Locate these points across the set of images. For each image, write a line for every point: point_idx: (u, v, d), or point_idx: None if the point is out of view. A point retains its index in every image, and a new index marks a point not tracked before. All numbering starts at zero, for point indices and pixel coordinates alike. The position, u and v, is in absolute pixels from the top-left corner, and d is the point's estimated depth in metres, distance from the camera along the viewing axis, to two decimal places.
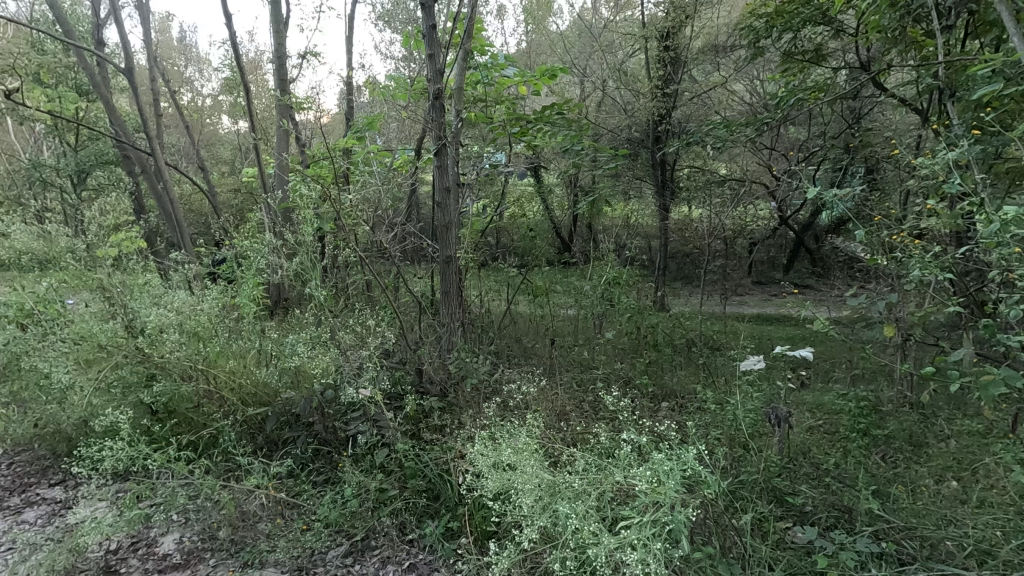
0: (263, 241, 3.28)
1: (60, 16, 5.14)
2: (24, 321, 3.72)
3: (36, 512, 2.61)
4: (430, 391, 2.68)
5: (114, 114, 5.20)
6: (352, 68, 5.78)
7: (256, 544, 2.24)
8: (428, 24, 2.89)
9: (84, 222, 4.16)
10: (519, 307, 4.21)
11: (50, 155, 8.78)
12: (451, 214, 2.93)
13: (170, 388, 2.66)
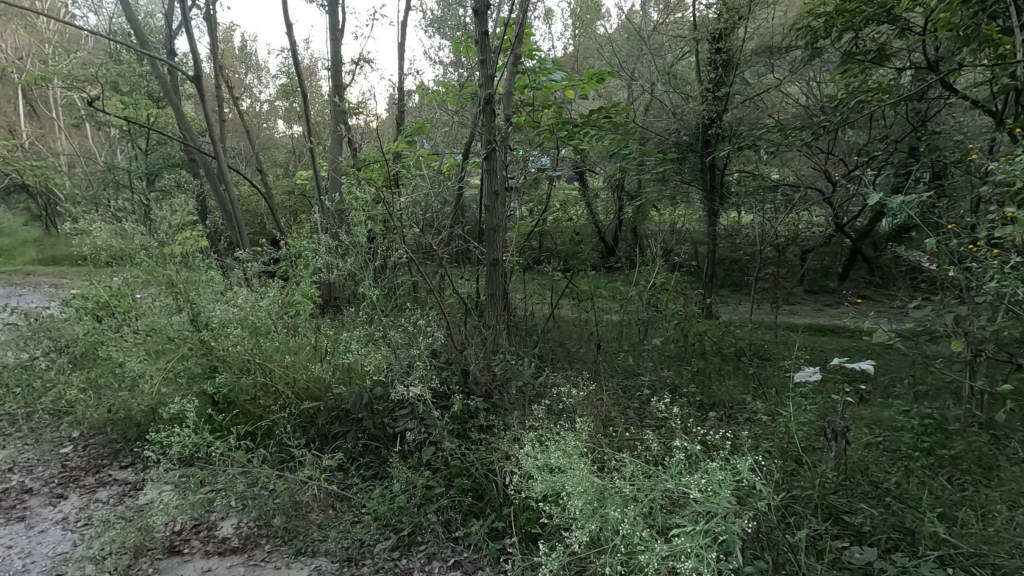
0: (318, 241, 3.41)
1: (137, 28, 5.50)
2: (101, 313, 4.00)
3: (109, 491, 2.80)
4: (475, 392, 2.71)
5: (183, 120, 5.51)
6: (403, 74, 5.93)
7: (308, 533, 2.33)
8: (480, 30, 2.94)
9: (155, 221, 4.44)
10: (564, 311, 4.21)
11: (124, 158, 9.39)
12: (499, 217, 2.96)
13: (231, 380, 2.80)
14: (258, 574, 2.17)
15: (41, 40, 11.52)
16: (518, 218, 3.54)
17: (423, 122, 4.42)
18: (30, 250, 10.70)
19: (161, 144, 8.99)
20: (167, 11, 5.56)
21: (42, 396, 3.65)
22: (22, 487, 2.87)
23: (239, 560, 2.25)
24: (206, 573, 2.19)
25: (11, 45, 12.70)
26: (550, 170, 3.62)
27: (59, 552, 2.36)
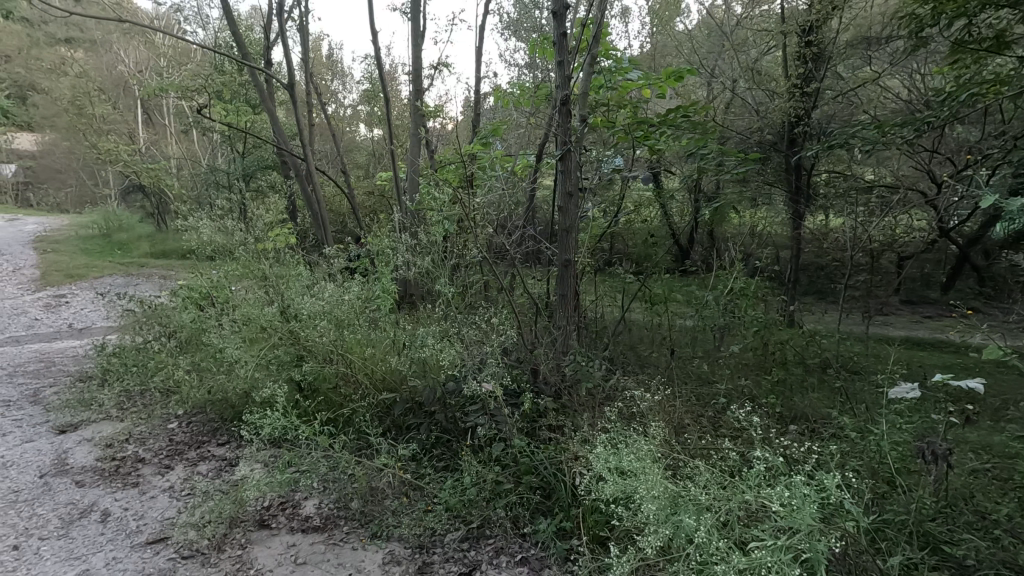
0: (398, 239, 3.56)
1: (240, 41, 5.96)
2: (205, 302, 4.38)
3: (208, 465, 3.06)
4: (545, 391, 2.73)
5: (278, 125, 5.92)
6: (480, 77, 6.05)
7: (383, 518, 2.44)
8: (558, 32, 2.94)
9: (252, 219, 4.81)
10: (636, 314, 4.14)
11: (224, 160, 10.20)
12: (572, 218, 2.95)
13: (316, 368, 2.98)
14: (337, 553, 2.30)
15: (159, 55, 12.75)
16: (591, 220, 3.53)
17: (498, 125, 4.49)
18: (144, 244, 11.86)
19: (257, 148, 9.70)
20: (266, 24, 5.98)
21: (154, 375, 4.06)
22: (136, 457, 3.20)
23: (320, 538, 2.40)
24: (291, 548, 2.35)
25: (133, 59, 14.13)
26: (625, 171, 3.57)
27: (166, 517, 2.61)
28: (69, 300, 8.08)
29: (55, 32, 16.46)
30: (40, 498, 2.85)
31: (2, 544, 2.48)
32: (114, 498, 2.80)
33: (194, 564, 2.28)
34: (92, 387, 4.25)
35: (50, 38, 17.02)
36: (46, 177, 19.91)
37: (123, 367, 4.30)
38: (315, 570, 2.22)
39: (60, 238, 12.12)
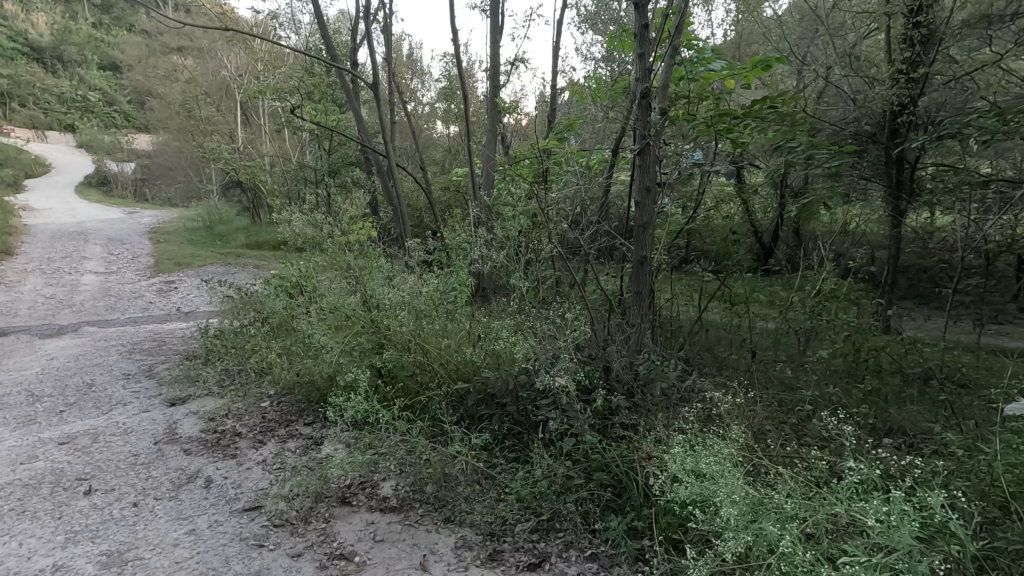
0: (475, 234, 3.64)
1: (329, 44, 6.29)
2: (295, 291, 4.68)
3: (296, 442, 3.28)
4: (617, 389, 2.70)
5: (362, 123, 6.20)
6: (557, 72, 6.04)
7: (456, 504, 2.52)
8: (640, 23, 2.88)
9: (337, 214, 5.07)
10: (714, 315, 3.99)
11: (312, 157, 10.80)
12: (649, 214, 2.88)
13: (396, 356, 3.11)
14: (413, 533, 2.40)
15: (257, 59, 13.69)
16: (669, 216, 3.43)
17: (574, 120, 4.48)
18: (241, 236, 12.82)
19: (342, 145, 10.20)
20: (353, 27, 6.26)
21: (250, 357, 4.39)
22: (233, 431, 3.48)
23: (397, 518, 2.51)
24: (370, 525, 2.47)
25: (235, 65, 15.25)
26: (706, 166, 3.45)
27: (259, 487, 2.83)
28: (177, 286, 8.90)
29: (169, 42, 18.09)
30: (154, 462, 3.17)
31: (124, 501, 2.79)
32: (215, 467, 3.07)
33: (284, 533, 2.47)
34: (197, 365, 4.66)
35: (165, 48, 18.70)
36: (160, 175, 21.97)
37: (224, 348, 4.69)
38: (392, 548, 2.33)
39: (170, 230, 13.35)
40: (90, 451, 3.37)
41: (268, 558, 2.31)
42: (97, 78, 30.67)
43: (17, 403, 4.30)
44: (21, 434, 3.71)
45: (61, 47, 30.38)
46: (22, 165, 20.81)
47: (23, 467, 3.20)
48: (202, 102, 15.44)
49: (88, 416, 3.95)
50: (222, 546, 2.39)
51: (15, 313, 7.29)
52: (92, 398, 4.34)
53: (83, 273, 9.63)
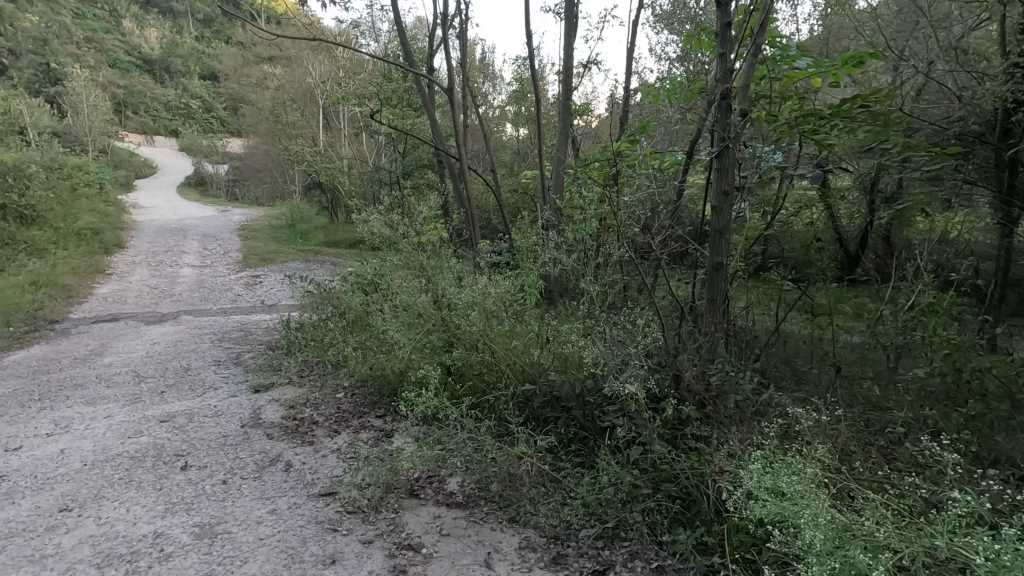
0: (545, 237, 3.65)
1: (408, 50, 6.51)
2: (370, 288, 4.90)
3: (369, 433, 3.43)
4: (688, 399, 2.62)
5: (436, 127, 6.38)
6: (630, 73, 5.95)
7: (521, 504, 2.54)
8: (722, 23, 2.77)
9: (411, 214, 5.25)
10: (794, 326, 3.79)
11: (387, 159, 11.24)
12: (726, 219, 2.76)
13: (465, 355, 3.19)
14: (477, 530, 2.45)
15: (339, 66, 14.38)
16: (747, 221, 3.30)
17: (648, 122, 4.40)
18: (320, 234, 13.52)
19: (415, 148, 10.55)
20: (430, 33, 6.43)
21: (327, 349, 4.63)
22: (311, 419, 3.69)
23: (462, 514, 2.57)
24: (437, 519, 2.54)
25: (319, 72, 16.10)
26: (788, 169, 3.28)
27: (334, 474, 2.98)
28: (262, 281, 9.52)
29: (261, 52, 19.37)
30: (241, 444, 3.42)
31: (215, 478, 3.02)
32: (294, 452, 3.26)
33: (356, 520, 2.58)
34: (279, 355, 4.97)
35: (258, 58, 20.06)
36: (249, 175, 23.57)
37: (304, 340, 4.97)
38: (458, 543, 2.38)
39: (257, 227, 14.29)
40: (186, 430, 3.67)
41: (342, 542, 2.42)
42: (198, 87, 33.32)
43: (126, 382, 4.75)
44: (129, 411, 4.09)
45: (168, 59, 33.27)
46: (133, 167, 22.96)
47: (131, 441, 3.54)
48: (288, 108, 16.41)
49: (184, 398, 4.31)
50: (300, 527, 2.54)
51: (124, 301, 8.06)
52: (188, 381, 4.73)
53: (181, 266, 10.49)
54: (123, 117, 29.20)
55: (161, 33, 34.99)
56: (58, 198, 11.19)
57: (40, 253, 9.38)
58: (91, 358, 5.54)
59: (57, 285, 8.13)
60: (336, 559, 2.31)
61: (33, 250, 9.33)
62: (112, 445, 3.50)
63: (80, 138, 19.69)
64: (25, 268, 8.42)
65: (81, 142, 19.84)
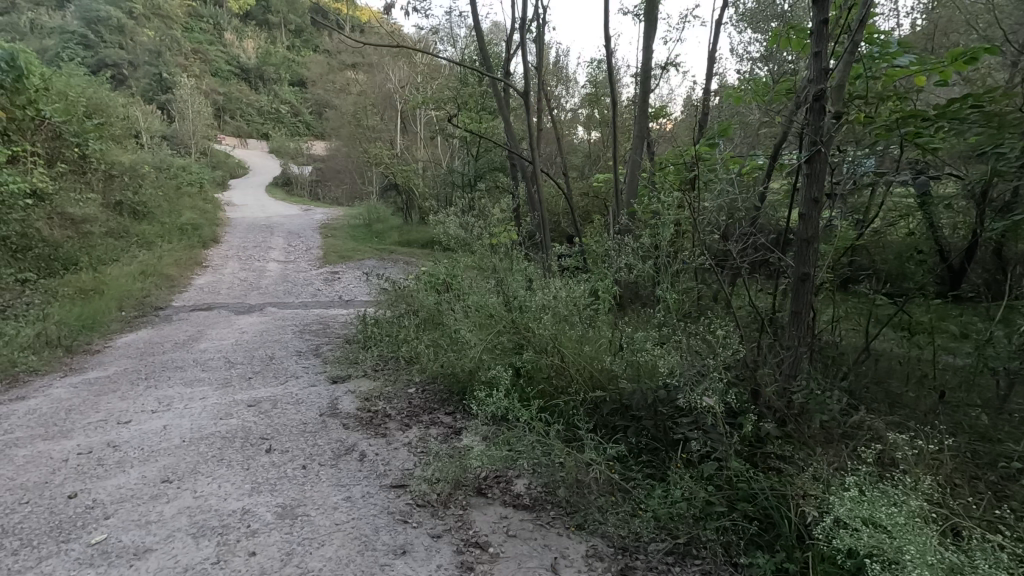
0: (618, 242, 3.59)
1: (485, 55, 6.63)
2: (442, 287, 5.03)
3: (438, 429, 3.52)
4: (768, 415, 2.51)
5: (510, 130, 6.43)
6: (711, 74, 5.76)
7: (588, 511, 2.51)
8: (818, 20, 2.54)
9: (484, 216, 5.34)
10: (887, 344, 3.52)
11: (460, 162, 11.51)
12: (814, 228, 2.56)
13: (535, 357, 3.19)
14: (544, 534, 2.45)
15: (417, 72, 14.82)
16: (837, 230, 3.09)
17: (729, 124, 4.24)
18: (395, 234, 14.04)
19: (488, 151, 10.73)
20: (507, 38, 6.48)
21: (401, 346, 4.80)
22: (384, 412, 3.83)
23: (529, 517, 2.57)
24: (504, 519, 2.57)
25: (397, 77, 16.67)
26: (886, 175, 3.05)
27: (404, 467, 3.07)
28: (340, 277, 9.99)
29: (345, 59, 20.37)
30: (320, 432, 3.60)
31: (296, 462, 3.20)
32: (368, 443, 3.39)
33: (425, 513, 2.65)
34: (355, 349, 5.19)
35: (342, 65, 21.13)
36: (331, 177, 24.80)
37: (379, 336, 5.17)
38: (524, 545, 2.39)
39: (337, 226, 15.02)
40: (270, 415, 3.92)
41: (412, 534, 2.49)
42: (287, 94, 35.49)
43: (218, 367, 5.14)
44: (221, 394, 4.42)
45: (263, 68, 35.76)
46: (228, 167, 24.76)
47: (222, 422, 3.82)
48: (369, 112, 17.15)
49: (269, 385, 4.60)
50: (373, 516, 2.63)
51: (219, 291, 8.71)
52: (273, 369, 5.05)
53: (269, 260, 11.23)
54: (222, 121, 31.59)
55: (257, 43, 37.48)
56: (165, 195, 12.26)
57: (149, 245, 10.32)
58: (189, 343, 6.04)
59: (162, 275, 8.91)
60: (406, 551, 2.38)
61: (143, 242, 10.27)
62: (207, 424, 3.79)
63: (184, 141, 21.44)
64: (136, 259, 9.29)
65: (186, 145, 21.67)
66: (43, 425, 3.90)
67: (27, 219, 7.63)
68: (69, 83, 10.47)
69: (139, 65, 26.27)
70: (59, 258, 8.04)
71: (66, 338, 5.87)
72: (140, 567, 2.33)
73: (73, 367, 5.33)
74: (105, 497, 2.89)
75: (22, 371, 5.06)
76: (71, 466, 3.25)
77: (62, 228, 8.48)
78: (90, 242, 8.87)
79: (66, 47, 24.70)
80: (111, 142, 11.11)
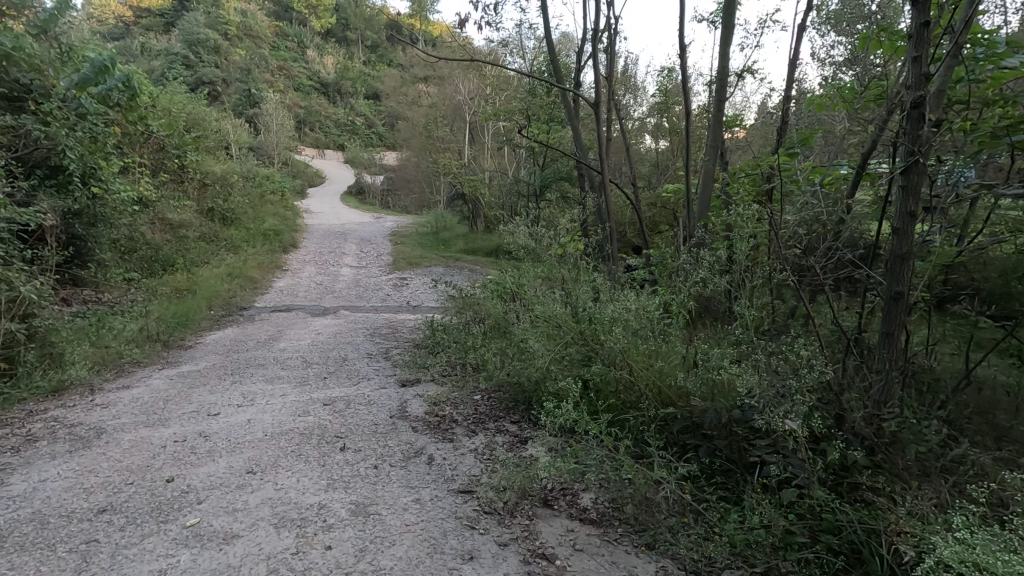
0: (692, 256, 3.51)
1: (555, 65, 6.67)
2: (508, 296, 5.08)
3: (504, 437, 3.55)
4: (856, 443, 2.37)
5: (579, 140, 6.42)
6: (791, 80, 5.53)
7: (658, 531, 2.46)
8: (919, 22, 2.32)
9: (551, 225, 5.37)
10: (991, 372, 3.24)
11: (527, 172, 11.63)
12: (912, 243, 2.34)
13: (603, 370, 3.17)
14: (612, 551, 2.43)
15: (486, 84, 15.10)
16: (935, 245, 2.87)
17: (810, 132, 4.04)
18: (460, 241, 14.35)
19: (554, 161, 10.78)
20: (578, 49, 6.50)
21: (468, 352, 4.91)
22: (451, 417, 3.91)
23: (595, 532, 2.56)
24: (570, 533, 2.56)
25: (467, 89, 17.07)
26: (993, 186, 2.80)
27: (471, 473, 3.13)
28: (409, 283, 10.32)
29: (418, 72, 21.08)
30: (390, 433, 3.72)
31: (368, 462, 3.32)
32: (436, 447, 3.47)
33: (492, 520, 2.68)
34: (423, 354, 5.34)
35: (415, 79, 21.90)
36: (400, 186, 25.70)
37: (447, 342, 5.30)
38: (592, 560, 2.38)
39: (405, 233, 15.53)
40: (344, 414, 4.09)
41: (479, 540, 2.53)
42: (363, 107, 37.26)
43: (296, 366, 5.44)
44: (300, 392, 4.67)
45: (341, 82, 37.70)
46: (306, 176, 26.17)
47: (301, 419, 4.03)
48: (439, 124, 17.68)
49: (343, 385, 4.81)
50: (441, 520, 2.69)
51: (297, 294, 9.23)
52: (347, 370, 5.28)
53: (342, 265, 11.78)
54: (302, 133, 33.52)
55: (336, 59, 39.60)
56: (251, 203, 13.15)
57: (235, 249, 11.08)
58: (270, 342, 6.43)
59: (246, 277, 9.53)
60: (473, 556, 2.42)
61: (230, 247, 11.04)
62: (287, 420, 4.01)
63: (268, 151, 22.86)
64: (224, 261, 10.01)
65: (269, 156, 23.14)
66: (145, 413, 4.27)
67: (133, 224, 8.39)
68: (172, 100, 11.44)
69: (231, 82, 28.38)
70: (158, 260, 8.80)
71: (164, 333, 6.40)
72: (229, 551, 2.49)
73: (169, 360, 5.80)
74: (198, 483, 3.13)
75: (127, 362, 5.57)
76: (169, 452, 3.53)
77: (162, 233, 9.27)
78: (186, 246, 9.65)
79: (170, 67, 27.06)
80: (206, 153, 12.07)
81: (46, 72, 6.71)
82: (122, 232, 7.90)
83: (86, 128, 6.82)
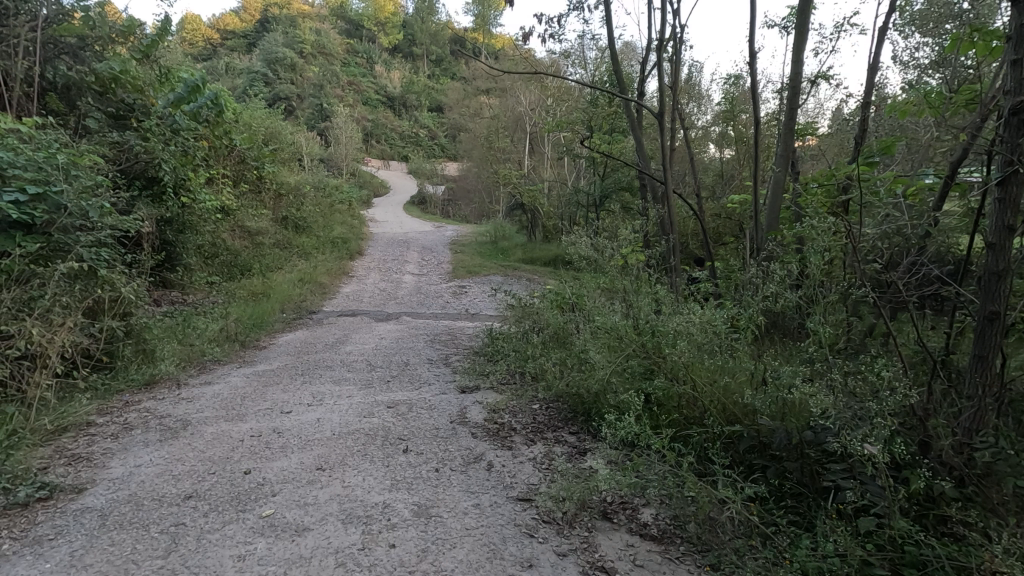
0: (760, 269, 3.40)
1: (617, 74, 6.64)
2: (567, 306, 5.09)
3: (562, 448, 3.56)
4: (942, 473, 2.23)
5: (642, 150, 6.35)
6: (869, 85, 5.25)
7: (722, 551, 2.40)
8: (1017, 24, 2.16)
9: (612, 236, 5.34)
10: None
11: (587, 182, 11.61)
12: (1009, 261, 2.16)
13: (665, 384, 3.12)
14: (673, 569, 2.39)
15: (548, 95, 15.20)
16: None
17: (892, 140, 3.82)
18: (519, 251, 14.50)
19: (615, 171, 10.70)
20: (642, 59, 6.44)
21: (526, 361, 4.95)
22: (510, 425, 3.95)
23: (656, 548, 2.52)
24: (630, 547, 2.54)
25: (528, 100, 17.22)
26: None
27: (530, 482, 3.15)
28: (468, 291, 10.52)
29: (480, 84, 21.50)
30: (450, 438, 3.80)
31: (430, 465, 3.41)
32: (495, 454, 3.52)
33: (551, 530, 2.69)
34: (483, 362, 5.43)
35: (477, 91, 22.33)
36: (461, 195, 26.25)
37: (506, 351, 5.37)
38: None
39: (465, 242, 15.86)
40: (407, 417, 4.22)
41: (538, 548, 2.54)
42: (427, 119, 38.41)
43: (361, 369, 5.66)
44: (364, 394, 4.85)
45: (406, 96, 39.03)
46: (372, 186, 27.26)
47: (366, 420, 4.19)
48: (500, 135, 17.95)
49: (405, 389, 4.96)
50: (500, 526, 2.73)
51: (362, 300, 9.61)
52: (408, 374, 5.45)
53: (404, 273, 12.17)
54: (369, 145, 34.93)
55: (402, 74, 41.03)
56: (321, 212, 13.82)
57: (306, 255, 11.67)
58: (337, 345, 6.72)
59: (316, 282, 10.02)
60: (532, 564, 2.43)
61: (302, 254, 11.65)
62: (353, 421, 4.18)
63: (338, 163, 24.01)
64: (296, 267, 10.57)
65: (338, 167, 24.28)
66: (225, 408, 4.57)
67: (216, 232, 9.01)
68: (252, 116, 12.20)
69: (305, 98, 30.02)
70: (237, 266, 9.40)
71: (241, 334, 6.82)
72: (300, 542, 2.63)
73: (246, 359, 6.18)
74: (272, 476, 3.32)
75: (209, 360, 5.98)
76: (246, 446, 3.77)
77: (241, 240, 9.90)
78: (262, 252, 10.26)
79: (252, 84, 28.96)
80: (281, 165, 12.79)
81: (147, 93, 7.33)
82: (206, 239, 8.48)
83: (179, 142, 7.37)
